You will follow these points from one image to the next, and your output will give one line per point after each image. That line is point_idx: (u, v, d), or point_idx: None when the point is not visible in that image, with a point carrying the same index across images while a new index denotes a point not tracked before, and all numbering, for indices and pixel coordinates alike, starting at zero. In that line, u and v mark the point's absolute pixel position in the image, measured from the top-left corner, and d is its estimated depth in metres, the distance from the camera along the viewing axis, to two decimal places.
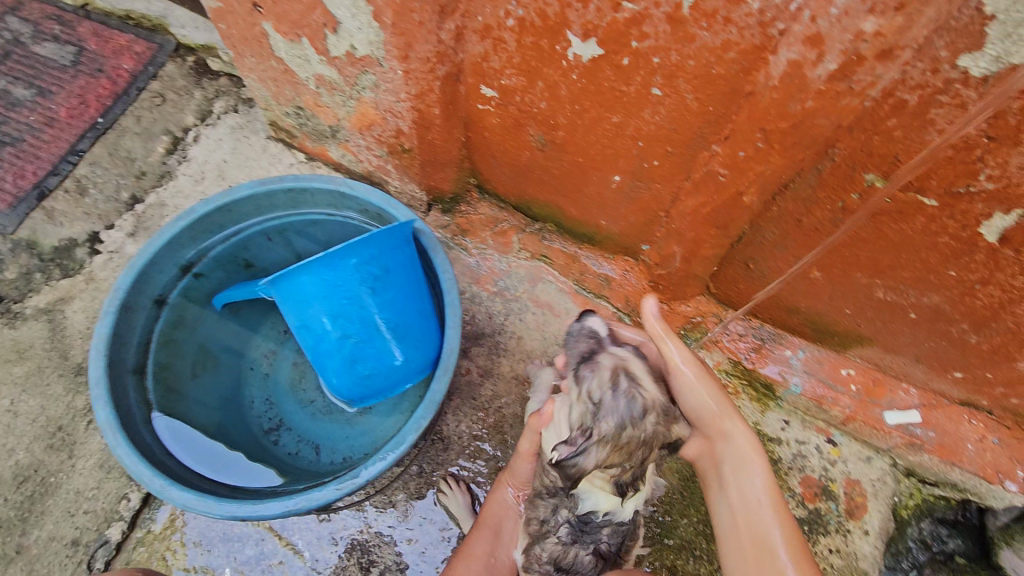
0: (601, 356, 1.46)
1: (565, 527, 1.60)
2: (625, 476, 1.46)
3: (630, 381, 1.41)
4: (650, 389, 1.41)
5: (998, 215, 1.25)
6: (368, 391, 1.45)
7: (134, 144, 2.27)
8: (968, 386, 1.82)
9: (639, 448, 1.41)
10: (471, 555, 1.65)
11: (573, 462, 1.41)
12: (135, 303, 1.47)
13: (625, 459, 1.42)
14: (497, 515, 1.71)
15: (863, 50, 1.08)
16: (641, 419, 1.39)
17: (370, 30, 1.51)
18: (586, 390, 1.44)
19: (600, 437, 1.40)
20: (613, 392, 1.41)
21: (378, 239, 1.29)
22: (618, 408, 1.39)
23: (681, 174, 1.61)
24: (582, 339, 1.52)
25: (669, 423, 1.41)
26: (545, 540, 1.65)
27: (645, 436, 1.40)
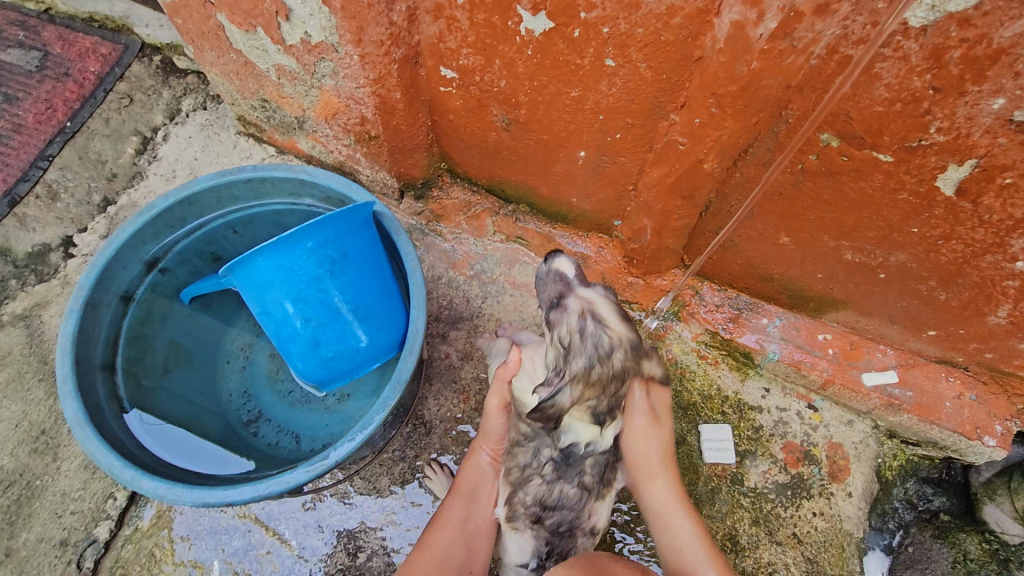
0: (568, 297, 1.49)
1: (548, 464, 1.62)
2: (601, 407, 1.49)
3: (597, 322, 1.44)
4: (617, 329, 1.45)
5: (952, 166, 1.27)
6: (335, 374, 1.46)
7: (103, 146, 2.26)
8: (943, 344, 1.82)
9: (612, 383, 1.46)
10: (445, 524, 1.66)
11: (552, 402, 1.47)
12: (100, 300, 1.47)
13: (598, 395, 1.46)
14: (471, 481, 1.73)
15: (800, 5, 1.09)
16: (610, 356, 1.44)
17: (322, 16, 1.49)
18: (557, 335, 1.50)
19: (573, 376, 1.45)
20: (581, 335, 1.45)
21: (333, 222, 1.29)
22: (586, 348, 1.44)
23: (644, 146, 1.61)
24: (551, 282, 1.54)
25: (638, 358, 1.48)
26: (526, 485, 1.64)
27: (614, 372, 1.45)
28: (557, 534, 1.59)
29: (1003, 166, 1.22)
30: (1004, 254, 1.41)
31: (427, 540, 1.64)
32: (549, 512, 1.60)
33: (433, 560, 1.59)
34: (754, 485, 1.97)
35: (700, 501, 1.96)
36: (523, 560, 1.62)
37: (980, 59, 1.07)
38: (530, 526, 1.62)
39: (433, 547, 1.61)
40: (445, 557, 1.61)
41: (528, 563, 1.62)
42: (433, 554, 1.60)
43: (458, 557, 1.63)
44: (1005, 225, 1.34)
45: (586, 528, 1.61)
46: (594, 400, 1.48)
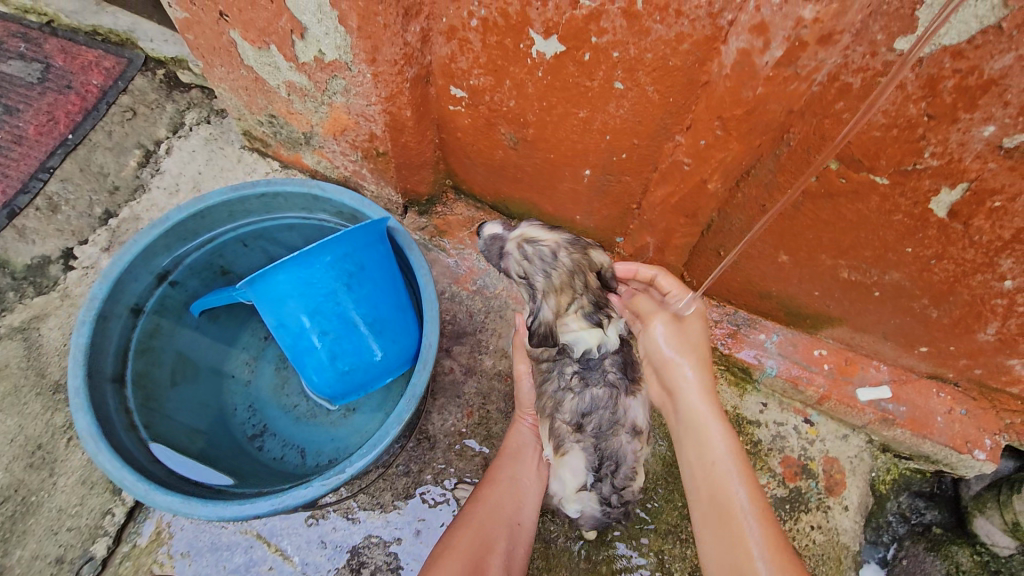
0: (516, 243, 1.86)
1: (573, 376, 1.86)
2: (585, 303, 1.81)
3: (534, 243, 1.83)
4: (551, 240, 1.83)
5: (944, 189, 1.34)
6: (349, 388, 1.47)
7: (106, 159, 2.26)
8: (934, 360, 1.88)
9: (573, 279, 1.81)
10: (494, 479, 1.75)
11: (540, 322, 1.81)
12: (111, 312, 1.46)
13: (571, 296, 1.81)
14: (515, 444, 1.87)
15: (805, 35, 1.13)
16: (558, 262, 1.80)
17: (337, 35, 1.52)
18: (520, 276, 1.87)
19: (544, 292, 1.82)
20: (532, 264, 1.83)
21: (352, 236, 1.30)
22: (539, 265, 1.82)
23: (648, 166, 1.66)
24: (489, 245, 1.92)
25: (583, 249, 1.82)
26: (562, 406, 1.83)
27: (566, 268, 1.80)
28: (600, 435, 1.78)
29: (992, 189, 1.28)
30: (993, 274, 1.47)
31: (479, 492, 1.72)
32: (587, 418, 1.80)
33: (486, 507, 1.67)
34: None
35: None
36: (580, 481, 1.75)
37: (971, 89, 1.12)
38: (576, 439, 1.80)
39: (485, 498, 1.70)
40: (496, 507, 1.69)
41: (586, 483, 1.75)
42: (486, 504, 1.68)
43: (508, 510, 1.71)
44: (994, 245, 1.40)
45: (627, 424, 1.78)
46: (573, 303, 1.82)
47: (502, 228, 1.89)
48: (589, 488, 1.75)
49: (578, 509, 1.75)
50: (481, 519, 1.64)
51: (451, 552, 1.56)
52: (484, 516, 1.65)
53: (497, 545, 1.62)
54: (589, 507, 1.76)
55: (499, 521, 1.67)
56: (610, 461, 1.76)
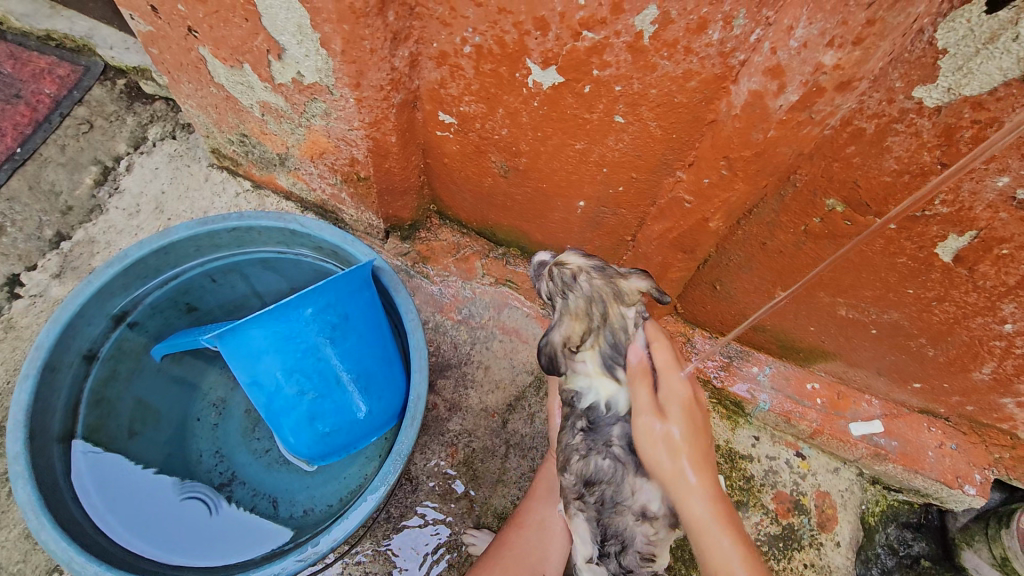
0: (544, 263, 1.66)
1: (579, 435, 1.67)
2: (603, 342, 1.59)
3: (560, 263, 1.62)
4: (579, 263, 1.59)
5: (952, 236, 1.30)
6: (329, 448, 1.36)
7: (58, 176, 2.09)
8: (927, 396, 1.87)
9: (591, 307, 1.56)
10: (522, 525, 1.72)
11: (547, 340, 1.66)
12: (61, 361, 1.33)
13: (586, 326, 1.59)
14: (545, 485, 1.79)
15: (823, 81, 1.07)
16: (577, 285, 1.56)
17: (318, 58, 1.41)
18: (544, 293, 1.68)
19: (559, 316, 1.62)
20: (552, 283, 1.61)
21: (336, 285, 1.21)
22: (558, 288, 1.61)
23: (646, 200, 1.60)
24: (530, 269, 1.73)
25: (610, 278, 1.56)
26: (568, 465, 1.68)
27: (584, 294, 1.56)
28: (604, 509, 1.62)
29: (1001, 238, 1.25)
30: (994, 317, 1.45)
31: (506, 537, 1.68)
32: (592, 488, 1.64)
33: (513, 556, 1.64)
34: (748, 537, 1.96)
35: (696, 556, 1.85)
36: (588, 551, 1.66)
37: None
38: (580, 507, 1.66)
39: (513, 544, 1.67)
40: (522, 555, 1.67)
41: (594, 553, 1.65)
42: (511, 551, 1.65)
43: (534, 557, 1.70)
44: (998, 290, 1.37)
45: (633, 506, 1.57)
46: (589, 335, 1.60)
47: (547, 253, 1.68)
48: (597, 560, 1.66)
49: None
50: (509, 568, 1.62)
51: None
52: (511, 566, 1.63)
53: None
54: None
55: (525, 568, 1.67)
56: (616, 539, 1.60)
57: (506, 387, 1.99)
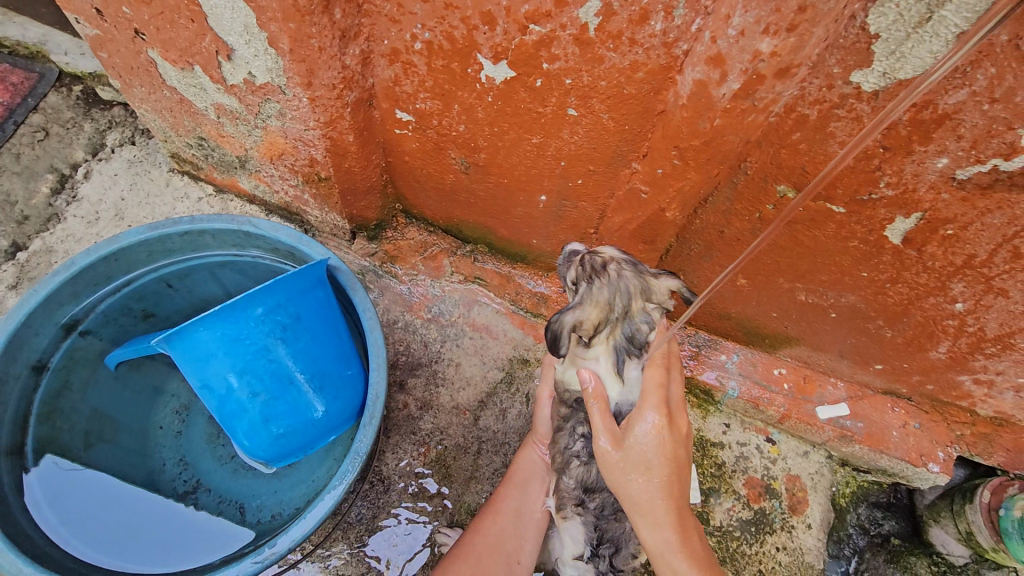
0: (573, 251, 1.70)
1: (581, 441, 1.77)
2: (619, 336, 1.68)
3: (592, 252, 1.66)
4: (611, 253, 1.66)
5: (899, 218, 1.33)
6: (286, 450, 1.35)
7: (13, 184, 2.05)
8: (889, 376, 1.91)
9: (616, 298, 1.64)
10: (497, 511, 1.70)
11: (561, 320, 1.61)
12: (8, 373, 1.30)
13: (607, 317, 1.65)
14: (524, 473, 1.78)
15: (762, 68, 1.09)
16: (606, 275, 1.63)
17: (268, 58, 1.40)
18: (569, 280, 1.72)
19: (581, 302, 1.65)
20: (581, 269, 1.66)
21: (284, 286, 1.20)
22: (586, 273, 1.65)
23: (605, 192, 1.62)
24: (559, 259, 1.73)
25: (642, 274, 1.65)
26: (568, 469, 1.76)
27: (612, 284, 1.63)
28: (602, 516, 1.71)
29: (945, 219, 1.28)
30: (945, 297, 1.48)
31: (478, 521, 1.68)
32: (591, 495, 1.73)
33: (486, 544, 1.63)
34: (720, 523, 1.99)
35: None
36: (577, 550, 1.74)
37: (926, 122, 1.11)
38: (578, 512, 1.75)
39: (489, 529, 1.66)
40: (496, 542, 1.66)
41: (582, 553, 1.74)
42: (485, 538, 1.64)
43: (507, 546, 1.69)
44: (947, 270, 1.40)
45: None
46: (607, 326, 1.67)
47: (576, 243, 1.72)
48: (584, 558, 1.73)
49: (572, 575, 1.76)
50: (478, 551, 1.62)
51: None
52: (484, 553, 1.62)
53: None
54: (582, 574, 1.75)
55: (497, 556, 1.66)
56: (610, 543, 1.71)
57: (477, 383, 1.99)
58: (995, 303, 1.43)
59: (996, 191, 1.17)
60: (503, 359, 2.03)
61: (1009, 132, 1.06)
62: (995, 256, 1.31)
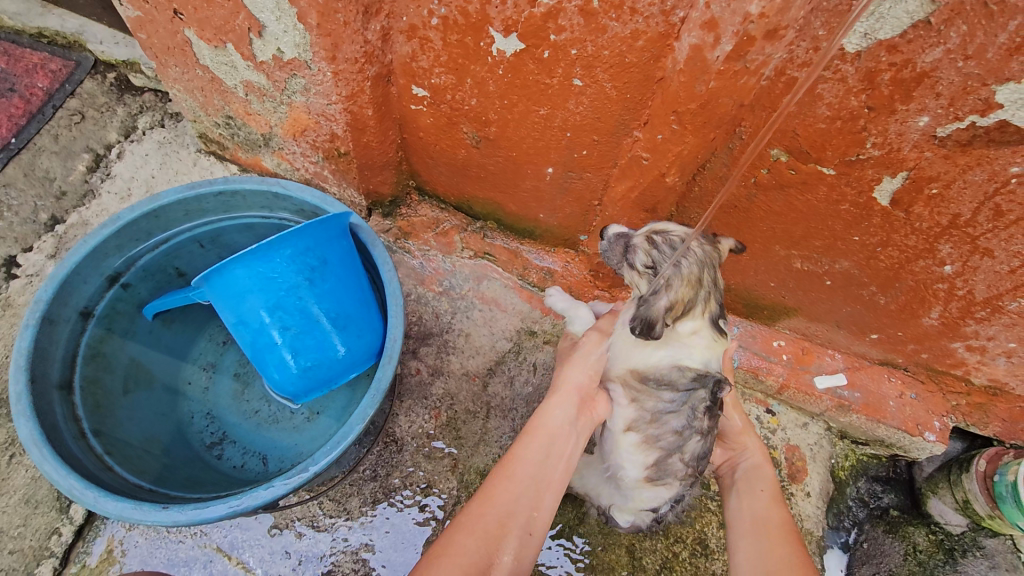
0: (625, 236, 1.82)
1: (704, 414, 1.71)
2: (713, 308, 1.78)
3: (663, 236, 1.76)
4: (680, 231, 1.78)
5: (886, 178, 1.41)
6: (311, 385, 1.46)
7: (52, 163, 2.17)
8: (885, 347, 1.97)
9: (703, 273, 1.75)
10: (519, 473, 1.37)
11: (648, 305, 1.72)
12: (59, 315, 1.42)
13: (698, 291, 1.75)
14: (547, 430, 1.46)
15: (752, 30, 1.20)
16: (691, 254, 1.74)
17: (296, 33, 1.52)
18: (638, 264, 1.79)
19: (669, 283, 1.73)
20: (661, 253, 1.75)
21: (312, 231, 1.30)
22: (669, 256, 1.74)
23: (609, 163, 1.73)
24: (618, 247, 1.82)
25: (713, 243, 1.78)
26: (682, 446, 1.70)
27: (698, 259, 1.75)
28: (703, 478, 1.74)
29: (929, 177, 1.35)
30: (933, 259, 1.55)
31: (488, 485, 1.35)
32: (701, 463, 1.72)
33: (500, 514, 1.30)
34: None
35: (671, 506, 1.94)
36: (654, 505, 1.75)
37: (906, 81, 1.19)
38: (682, 479, 1.72)
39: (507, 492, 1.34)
40: (510, 509, 1.32)
41: (656, 507, 1.76)
42: (496, 507, 1.31)
43: (524, 513, 1.33)
44: (934, 231, 1.48)
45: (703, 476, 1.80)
46: (699, 300, 1.76)
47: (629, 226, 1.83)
48: (655, 511, 1.76)
49: (630, 520, 1.78)
50: (492, 512, 1.30)
51: (466, 525, 1.28)
52: (496, 522, 1.30)
53: (501, 560, 1.26)
54: (639, 520, 1.79)
55: (506, 530, 1.30)
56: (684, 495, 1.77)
57: (486, 352, 2.08)
58: (981, 264, 1.50)
59: (975, 148, 1.25)
60: (511, 330, 2.12)
61: (984, 88, 1.14)
62: (979, 215, 1.38)
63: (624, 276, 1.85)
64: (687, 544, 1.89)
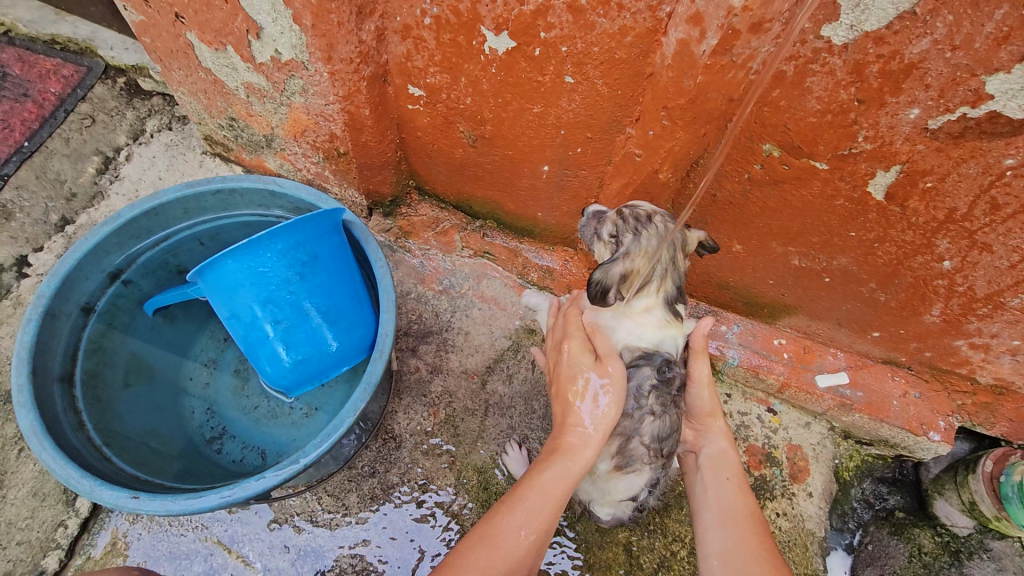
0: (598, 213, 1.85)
1: (653, 393, 1.72)
2: (668, 287, 1.84)
3: (630, 210, 1.80)
4: (648, 208, 1.82)
5: (880, 172, 1.39)
6: (303, 377, 1.50)
7: (63, 165, 2.23)
8: (887, 345, 1.95)
9: (662, 250, 1.80)
10: (525, 529, 1.29)
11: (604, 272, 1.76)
12: (61, 310, 1.46)
13: (655, 267, 1.81)
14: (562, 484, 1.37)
15: (737, 23, 1.20)
16: (655, 227, 1.78)
17: (293, 34, 1.55)
18: (604, 235, 1.83)
19: (628, 253, 1.77)
20: (624, 224, 1.79)
21: (303, 227, 1.33)
22: (632, 227, 1.78)
23: (603, 160, 1.74)
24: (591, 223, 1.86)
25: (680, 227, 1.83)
26: (640, 428, 1.70)
27: (660, 235, 1.78)
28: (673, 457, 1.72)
29: (923, 171, 1.34)
30: (932, 255, 1.53)
31: (493, 526, 1.29)
32: (666, 444, 1.70)
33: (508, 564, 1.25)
34: None
35: (669, 506, 1.93)
36: (632, 493, 1.72)
37: (895, 73, 1.19)
38: (648, 462, 1.70)
39: (510, 553, 1.26)
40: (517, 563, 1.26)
41: (636, 496, 1.73)
42: (505, 556, 1.25)
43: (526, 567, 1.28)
44: (931, 226, 1.46)
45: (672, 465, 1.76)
46: (655, 277, 1.83)
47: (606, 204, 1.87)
48: (635, 499, 1.74)
49: (610, 512, 1.75)
50: (494, 566, 1.23)
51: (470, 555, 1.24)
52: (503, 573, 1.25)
53: None
54: (620, 511, 1.77)
55: None
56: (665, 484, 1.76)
57: (486, 350, 2.09)
58: (980, 259, 1.47)
59: (967, 140, 1.24)
60: (510, 328, 2.13)
61: (973, 79, 1.13)
62: (975, 209, 1.36)
63: (595, 252, 1.88)
64: (685, 543, 1.88)
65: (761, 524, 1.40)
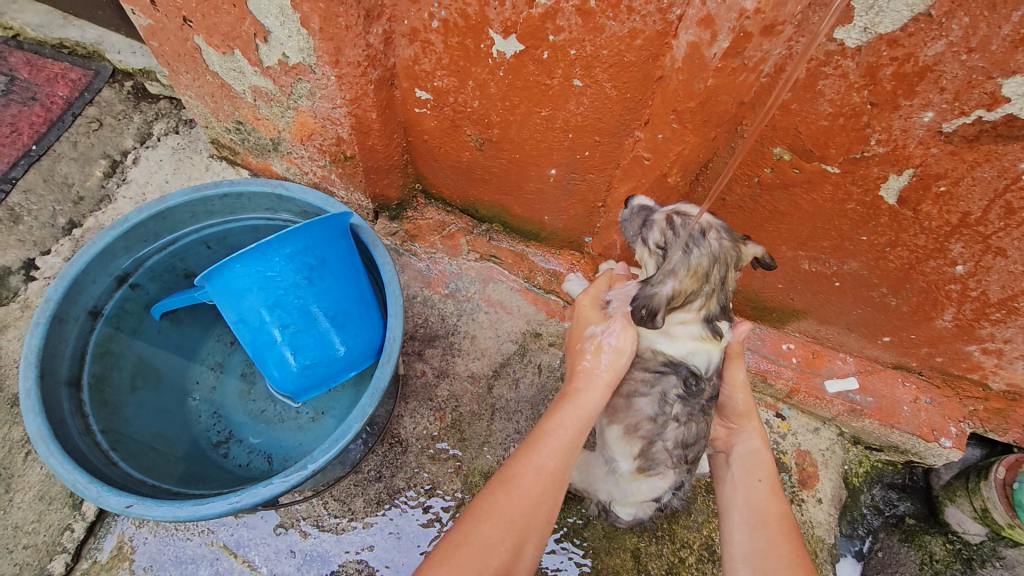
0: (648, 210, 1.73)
1: (678, 403, 1.71)
2: (712, 306, 1.76)
3: (683, 221, 1.68)
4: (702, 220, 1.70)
5: (892, 176, 1.38)
6: (311, 383, 1.49)
7: (70, 169, 2.23)
8: (898, 350, 1.93)
9: (713, 268, 1.71)
10: (542, 468, 1.27)
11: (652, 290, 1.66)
12: (68, 313, 1.46)
13: (701, 286, 1.71)
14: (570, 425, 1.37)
15: (748, 26, 1.19)
16: (706, 245, 1.69)
17: (300, 38, 1.54)
18: (651, 242, 1.72)
19: (676, 270, 1.68)
20: (675, 237, 1.68)
21: (311, 231, 1.33)
22: (681, 241, 1.69)
23: (612, 163, 1.73)
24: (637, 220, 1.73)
25: (736, 241, 1.71)
26: (663, 432, 1.70)
27: (712, 253, 1.70)
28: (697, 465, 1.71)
29: (937, 174, 1.32)
30: (945, 259, 1.51)
31: (514, 471, 1.26)
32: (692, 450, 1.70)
33: (527, 505, 1.23)
34: None
35: (677, 512, 1.91)
36: (655, 495, 1.70)
37: (909, 76, 1.17)
38: (673, 467, 1.69)
39: (530, 492, 1.24)
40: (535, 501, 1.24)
41: (659, 497, 1.71)
42: (525, 498, 1.23)
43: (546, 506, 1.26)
44: (944, 230, 1.44)
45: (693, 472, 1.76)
46: (700, 294, 1.73)
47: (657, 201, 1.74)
48: (658, 500, 1.71)
49: (631, 513, 1.73)
50: (513, 509, 1.21)
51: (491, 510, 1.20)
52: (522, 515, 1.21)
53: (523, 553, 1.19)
54: (641, 512, 1.74)
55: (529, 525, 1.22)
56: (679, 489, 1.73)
57: (492, 355, 2.08)
58: (994, 263, 1.45)
59: (982, 143, 1.22)
60: (517, 332, 2.11)
61: (989, 82, 1.12)
62: (989, 213, 1.35)
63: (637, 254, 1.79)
64: (694, 550, 1.86)
65: (793, 526, 1.38)
